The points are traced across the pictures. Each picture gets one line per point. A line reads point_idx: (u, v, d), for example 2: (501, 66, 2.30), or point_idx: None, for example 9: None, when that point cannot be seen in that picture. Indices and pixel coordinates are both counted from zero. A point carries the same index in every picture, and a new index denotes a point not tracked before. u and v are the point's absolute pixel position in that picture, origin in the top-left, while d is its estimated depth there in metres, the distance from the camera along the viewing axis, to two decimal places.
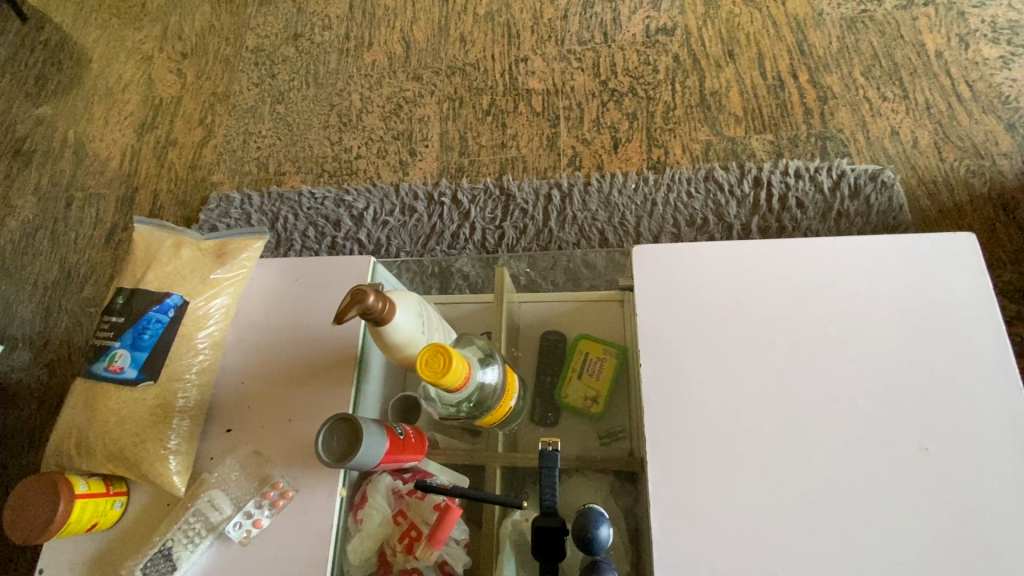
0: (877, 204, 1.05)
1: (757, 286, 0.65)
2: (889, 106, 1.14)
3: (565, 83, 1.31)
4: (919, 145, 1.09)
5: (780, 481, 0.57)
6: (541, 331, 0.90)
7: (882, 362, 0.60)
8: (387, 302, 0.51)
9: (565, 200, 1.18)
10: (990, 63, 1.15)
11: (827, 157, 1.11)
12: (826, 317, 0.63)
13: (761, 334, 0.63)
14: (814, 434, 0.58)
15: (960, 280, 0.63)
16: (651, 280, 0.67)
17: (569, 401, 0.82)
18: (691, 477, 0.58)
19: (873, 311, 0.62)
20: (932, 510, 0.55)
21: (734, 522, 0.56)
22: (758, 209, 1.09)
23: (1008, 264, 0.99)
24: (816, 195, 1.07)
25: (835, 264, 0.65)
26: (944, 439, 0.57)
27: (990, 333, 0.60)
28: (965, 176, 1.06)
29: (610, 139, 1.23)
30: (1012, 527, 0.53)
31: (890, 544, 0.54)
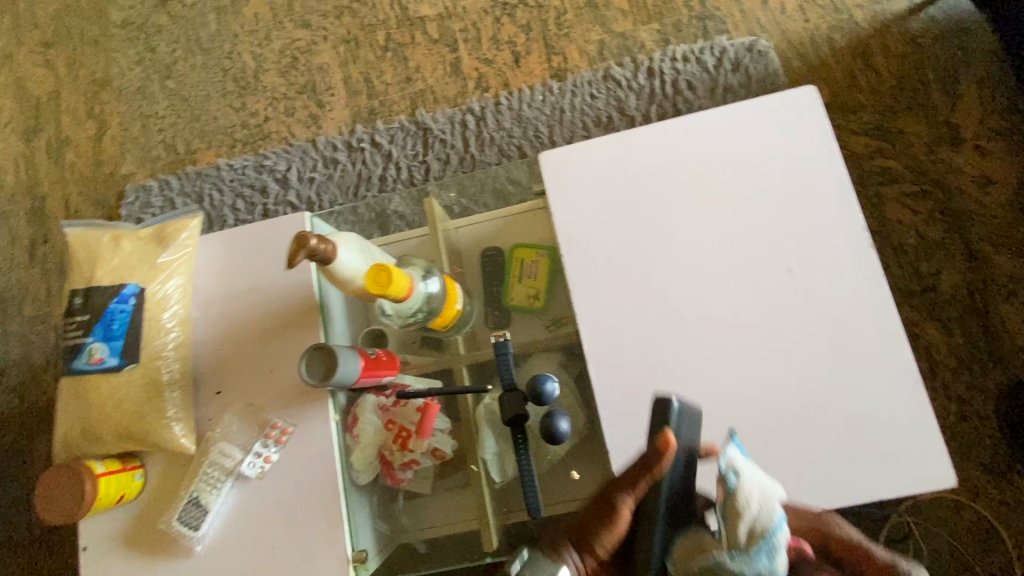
0: (756, 72, 1.15)
1: (645, 166, 0.76)
2: None
3: (456, 5, 1.31)
4: (787, 9, 1.19)
5: (682, 320, 0.71)
6: (480, 249, 0.99)
7: (751, 208, 0.73)
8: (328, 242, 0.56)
9: (480, 124, 1.23)
10: None
11: (709, 35, 1.20)
12: (704, 181, 0.74)
13: (654, 206, 0.75)
14: (704, 278, 0.72)
15: (805, 125, 0.74)
16: (558, 181, 0.78)
17: (514, 301, 0.93)
18: (615, 335, 0.72)
19: (741, 167, 0.74)
20: (798, 313, 0.70)
21: (653, 359, 0.71)
22: (655, 97, 1.17)
23: (866, 105, 1.12)
24: (703, 74, 1.16)
25: (707, 133, 0.75)
26: (804, 258, 0.71)
27: (832, 165, 0.73)
28: (828, 31, 1.16)
29: (511, 55, 1.26)
30: (856, 312, 0.69)
31: (769, 346, 0.69)
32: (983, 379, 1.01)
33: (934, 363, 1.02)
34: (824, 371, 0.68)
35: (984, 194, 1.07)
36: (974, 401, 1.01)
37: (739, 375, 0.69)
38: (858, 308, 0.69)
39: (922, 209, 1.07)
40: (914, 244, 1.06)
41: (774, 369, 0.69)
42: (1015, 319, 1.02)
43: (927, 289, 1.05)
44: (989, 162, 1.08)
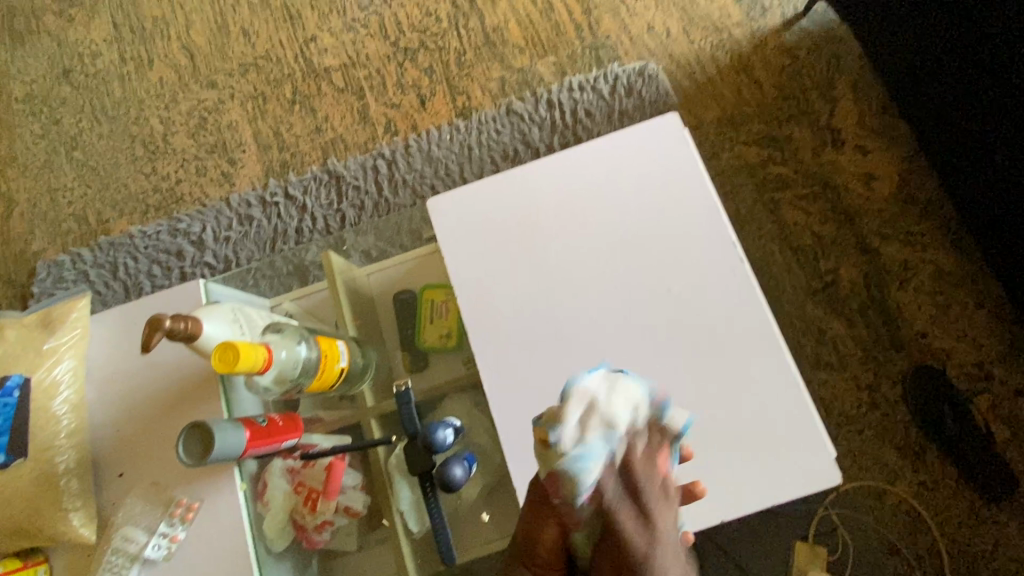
0: (648, 95, 1.20)
1: (526, 203, 0.78)
2: (641, 4, 1.27)
3: (359, 54, 1.33)
4: (672, 33, 1.25)
5: (574, 350, 0.73)
6: (393, 294, 0.98)
7: (629, 235, 0.76)
8: (185, 323, 0.59)
9: (391, 167, 1.24)
10: None
11: (602, 64, 1.25)
12: (582, 212, 0.77)
13: (538, 242, 0.77)
14: (591, 306, 0.74)
15: (671, 149, 0.78)
16: (446, 225, 0.79)
17: (429, 343, 0.91)
18: (512, 373, 0.74)
19: (615, 196, 0.77)
20: (681, 332, 0.72)
21: (550, 392, 0.72)
22: (556, 127, 1.22)
23: (754, 116, 1.19)
24: (599, 102, 1.21)
25: (582, 166, 0.78)
26: (681, 278, 0.74)
27: (699, 185, 0.76)
28: (711, 51, 1.23)
29: (416, 98, 1.29)
30: (737, 324, 0.71)
31: (658, 367, 0.71)
32: (888, 365, 1.06)
33: (842, 355, 1.07)
34: (711, 386, 0.70)
35: (869, 190, 1.13)
36: (883, 387, 1.05)
37: None
38: (738, 319, 0.72)
39: (815, 209, 1.13)
40: (811, 243, 1.12)
41: (664, 389, 0.71)
42: (910, 305, 1.07)
43: (827, 286, 1.10)
44: (870, 160, 1.14)
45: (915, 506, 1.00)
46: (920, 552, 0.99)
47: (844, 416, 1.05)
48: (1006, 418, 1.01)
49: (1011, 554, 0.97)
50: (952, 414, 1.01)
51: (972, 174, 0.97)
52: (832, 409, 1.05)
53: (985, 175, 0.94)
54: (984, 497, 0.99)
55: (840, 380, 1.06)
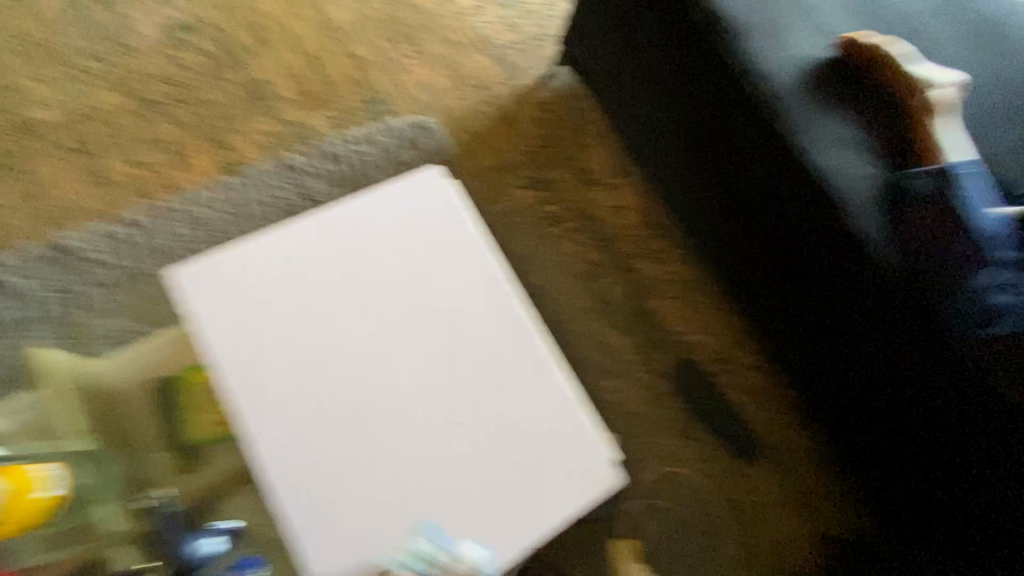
0: (428, 146, 1.28)
1: (294, 269, 0.78)
2: (411, 63, 1.35)
3: (90, 106, 1.14)
4: (443, 90, 1.34)
5: (357, 409, 0.73)
6: (151, 379, 0.82)
7: (405, 287, 0.78)
8: None
9: (145, 233, 1.07)
10: (469, 11, 1.43)
11: (381, 118, 1.28)
12: (352, 270, 0.79)
13: (309, 305, 0.77)
14: (375, 363, 0.75)
15: (433, 199, 0.82)
16: (211, 303, 0.75)
17: (202, 434, 0.77)
18: (295, 444, 0.72)
19: (387, 252, 0.80)
20: (464, 371, 0.76)
21: (338, 455, 0.72)
22: (341, 180, 1.20)
23: (525, 163, 1.33)
24: (382, 154, 1.24)
25: (351, 227, 0.81)
26: (460, 321, 0.77)
27: (463, 229, 0.81)
28: (481, 106, 1.35)
29: (171, 154, 1.14)
30: (513, 355, 0.77)
31: (444, 408, 0.74)
32: (660, 364, 1.24)
33: (625, 362, 1.23)
34: (498, 420, 0.74)
35: (623, 219, 1.33)
36: (660, 384, 1.23)
37: (425, 447, 0.73)
38: (513, 350, 0.77)
39: (585, 239, 1.30)
40: (586, 270, 1.28)
41: (454, 429, 0.73)
42: (668, 311, 1.28)
43: (605, 303, 1.26)
44: (621, 194, 1.35)
45: (699, 480, 1.18)
46: (708, 517, 1.16)
47: (635, 415, 1.20)
48: (747, 390, 1.26)
49: (769, 500, 1.19)
50: (707, 391, 1.22)
51: (691, 201, 1.21)
52: (624, 410, 1.20)
53: (699, 199, 1.18)
54: (743, 459, 1.21)
55: (626, 385, 1.22)
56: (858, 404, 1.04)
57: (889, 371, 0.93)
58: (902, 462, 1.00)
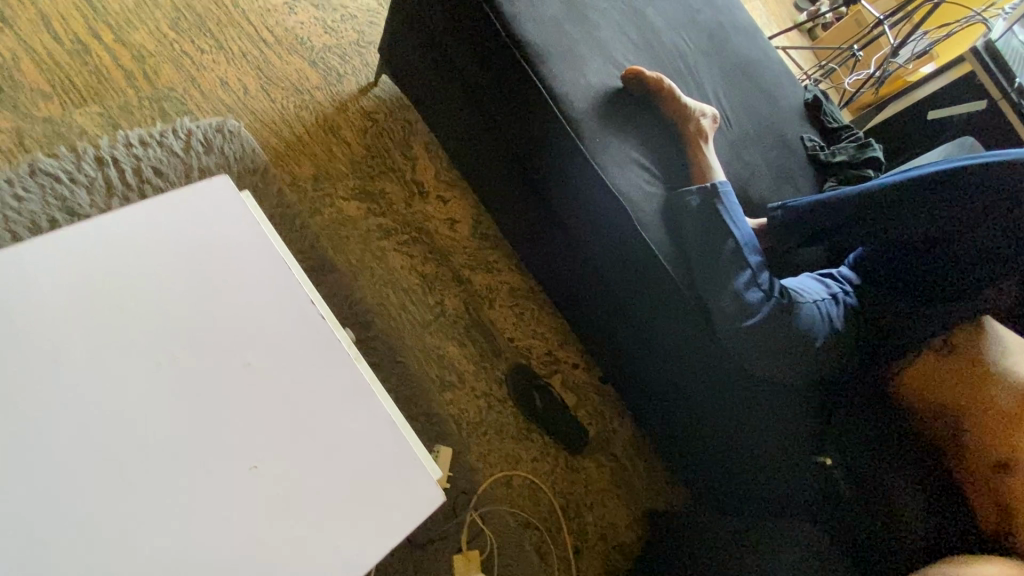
0: (232, 152, 1.14)
1: (35, 302, 0.64)
2: (208, 58, 1.20)
3: None
4: (249, 90, 1.22)
5: (126, 464, 0.61)
6: None
7: (187, 316, 0.68)
8: None
9: None
10: (280, 8, 1.32)
11: (169, 118, 1.12)
12: (117, 298, 0.66)
13: (56, 345, 0.63)
14: (147, 408, 0.63)
15: (223, 211, 0.73)
16: None
17: None
18: (36, 520, 0.57)
19: (163, 276, 0.69)
20: (266, 404, 0.67)
21: (100, 525, 0.59)
22: (114, 190, 1.02)
23: (348, 173, 1.26)
24: (171, 160, 1.08)
25: (113, 250, 0.68)
26: (259, 348, 0.69)
27: (261, 245, 0.73)
28: (296, 111, 1.25)
29: None
30: (325, 380, 0.71)
31: (242, 449, 0.65)
32: (494, 372, 1.27)
33: (459, 373, 1.23)
34: (310, 455, 0.67)
35: (453, 231, 1.34)
36: (494, 391, 1.26)
37: (217, 500, 0.63)
38: (324, 375, 0.71)
39: (415, 251, 1.28)
40: (417, 282, 1.26)
41: (256, 473, 0.65)
42: (500, 319, 1.32)
43: (438, 315, 1.26)
44: (450, 206, 1.36)
45: (533, 480, 1.23)
46: (543, 515, 1.21)
47: (470, 424, 1.21)
48: (573, 388, 1.35)
49: (596, 488, 1.29)
50: (540, 394, 1.28)
51: (514, 213, 1.26)
52: (460, 421, 1.20)
53: (520, 212, 1.24)
54: (572, 453, 1.29)
55: (461, 395, 1.22)
56: (658, 390, 1.19)
57: (678, 358, 1.09)
58: (694, 435, 1.17)
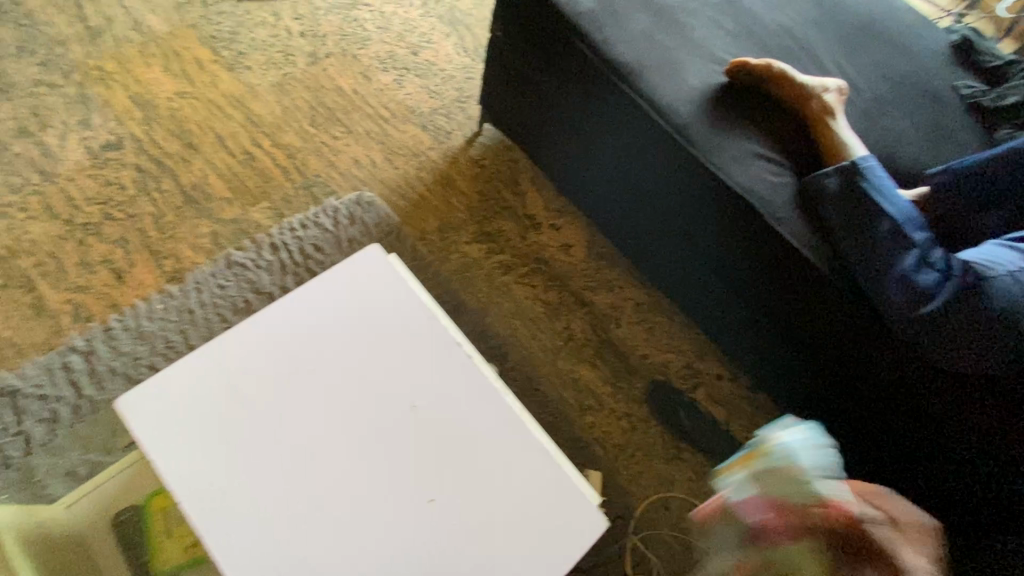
0: (370, 220, 1.30)
1: (242, 367, 0.75)
2: (341, 142, 1.39)
3: (20, 240, 1.13)
4: (376, 163, 1.38)
5: (330, 504, 0.69)
6: (111, 518, 0.81)
7: (361, 369, 0.77)
8: None
9: (90, 358, 1.04)
10: (390, 86, 1.49)
11: (319, 200, 1.31)
12: (305, 358, 0.76)
13: (263, 403, 0.73)
14: (340, 453, 0.72)
15: (378, 274, 0.83)
16: (150, 424, 0.71)
17: (170, 566, 0.76)
18: (267, 556, 0.66)
19: (338, 336, 0.78)
20: (435, 442, 0.74)
21: (317, 560, 0.67)
22: (287, 267, 1.21)
23: (467, 220, 1.36)
24: (325, 236, 1.26)
25: (295, 317, 0.79)
26: (422, 393, 0.76)
27: (412, 299, 0.82)
28: (415, 172, 1.39)
29: (110, 273, 1.13)
30: (482, 416, 0.76)
31: (421, 485, 0.71)
32: (632, 392, 1.25)
33: (598, 397, 1.23)
34: (478, 487, 0.72)
35: (570, 257, 1.36)
36: (636, 411, 1.23)
37: (405, 533, 0.69)
38: (481, 411, 0.76)
39: (537, 281, 1.32)
40: (544, 311, 1.29)
41: (435, 506, 0.71)
42: (630, 337, 1.30)
43: (568, 340, 1.28)
44: (563, 233, 1.39)
45: (691, 500, 1.17)
46: None
47: (617, 447, 1.19)
48: (720, 401, 1.27)
49: None
50: (685, 411, 1.24)
51: (628, 231, 1.25)
52: (606, 444, 1.19)
53: (634, 228, 1.23)
54: None
55: (603, 418, 1.21)
56: (818, 394, 1.09)
57: (837, 355, 1.00)
58: (872, 441, 1.05)
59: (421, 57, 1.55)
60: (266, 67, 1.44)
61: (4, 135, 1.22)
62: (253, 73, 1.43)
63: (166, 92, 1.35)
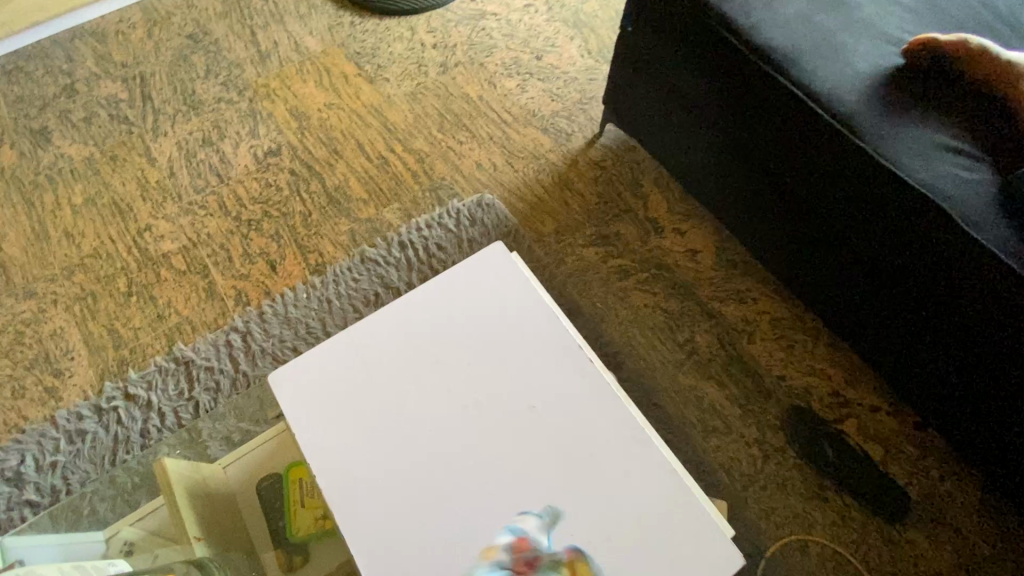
0: (490, 221, 1.32)
1: (374, 354, 0.78)
2: (466, 146, 1.44)
3: (199, 234, 1.31)
4: (497, 166, 1.41)
5: (448, 497, 0.69)
6: (257, 481, 0.90)
7: (481, 364, 0.77)
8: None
9: (247, 338, 1.18)
10: (513, 90, 1.52)
11: (443, 202, 1.36)
12: (430, 350, 0.78)
13: (391, 389, 0.76)
14: (459, 446, 0.72)
15: (500, 272, 0.83)
16: (291, 400, 0.76)
17: (304, 532, 0.83)
18: (389, 540, 0.67)
19: (461, 331, 0.79)
20: (553, 445, 0.71)
21: (434, 551, 0.67)
22: (412, 265, 1.27)
23: (585, 222, 1.33)
24: (447, 235, 1.30)
25: (422, 310, 0.81)
26: (541, 394, 0.74)
27: (532, 298, 0.81)
28: (535, 174, 1.39)
29: (267, 264, 1.28)
30: (601, 423, 0.72)
31: (539, 489, 0.69)
32: (763, 417, 1.12)
33: (724, 418, 1.12)
34: (597, 499, 0.68)
35: (695, 263, 1.27)
36: (769, 438, 1.10)
37: (520, 535, 0.67)
38: (601, 418, 0.72)
39: (659, 288, 1.24)
40: (666, 321, 1.21)
41: (553, 512, 0.67)
42: (763, 354, 1.17)
43: (692, 354, 1.18)
44: (688, 238, 1.30)
45: (836, 549, 1.01)
46: None
47: (746, 476, 1.07)
48: (876, 436, 1.09)
49: (935, 570, 0.99)
50: (830, 444, 1.08)
51: (767, 235, 1.13)
52: (732, 472, 1.07)
53: (776, 231, 1.10)
54: (889, 520, 1.03)
55: (730, 442, 1.10)
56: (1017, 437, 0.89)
57: None
58: None
59: (544, 61, 1.56)
60: (402, 78, 1.55)
61: (193, 144, 1.43)
62: (390, 84, 1.54)
63: (317, 105, 1.50)
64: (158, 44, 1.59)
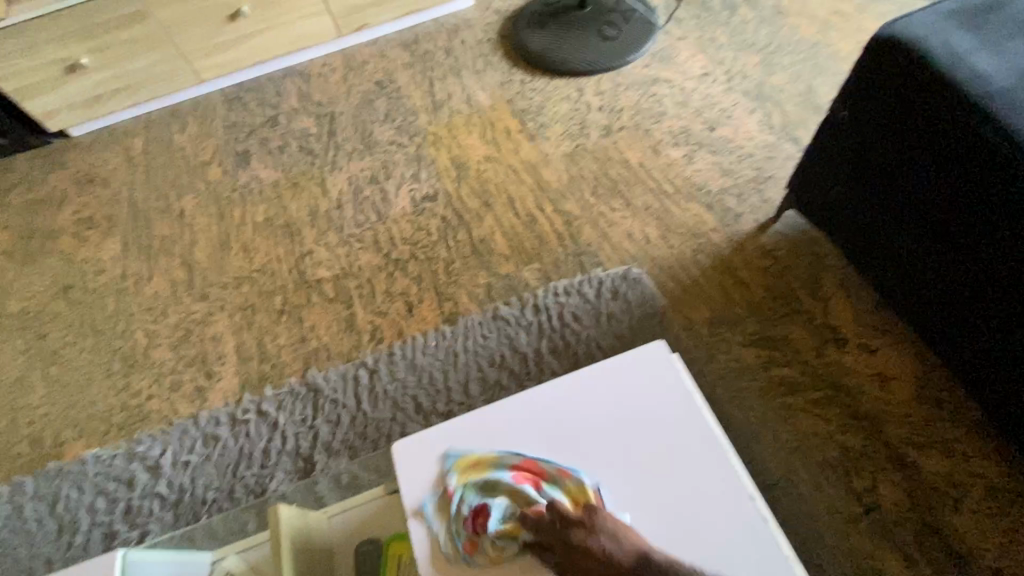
0: (634, 297, 1.21)
1: (505, 445, 0.70)
2: (618, 214, 1.35)
3: (351, 265, 1.37)
4: (650, 239, 1.30)
5: None
6: (357, 541, 0.86)
7: (625, 487, 0.66)
8: None
9: (373, 377, 1.18)
10: (679, 161, 1.42)
11: (586, 270, 1.28)
12: (568, 455, 0.68)
13: (518, 492, 0.67)
14: None
15: (661, 379, 0.72)
16: (413, 476, 0.70)
17: None
18: None
19: (606, 441, 0.69)
20: None
21: None
22: (544, 331, 1.19)
23: (746, 317, 1.16)
24: (585, 306, 1.22)
25: (563, 403, 0.72)
26: (692, 545, 0.62)
27: (695, 421, 0.69)
28: (692, 254, 1.26)
29: (404, 305, 1.29)
30: None
31: None
32: None
33: None
34: None
35: (885, 392, 1.03)
36: None
37: None
38: None
39: (833, 415, 1.03)
40: (838, 458, 0.99)
41: None
42: (975, 534, 0.90)
43: (871, 509, 0.94)
44: (878, 359, 1.07)
45: None
46: None
47: None
48: None
49: None
50: None
51: (1003, 378, 0.89)
52: None
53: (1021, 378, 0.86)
54: None
55: None
56: None
57: None
58: None
59: (717, 133, 1.45)
60: (563, 137, 1.53)
61: (362, 180, 1.53)
62: (550, 142, 1.52)
63: (478, 156, 1.53)
64: (351, 88, 1.76)
